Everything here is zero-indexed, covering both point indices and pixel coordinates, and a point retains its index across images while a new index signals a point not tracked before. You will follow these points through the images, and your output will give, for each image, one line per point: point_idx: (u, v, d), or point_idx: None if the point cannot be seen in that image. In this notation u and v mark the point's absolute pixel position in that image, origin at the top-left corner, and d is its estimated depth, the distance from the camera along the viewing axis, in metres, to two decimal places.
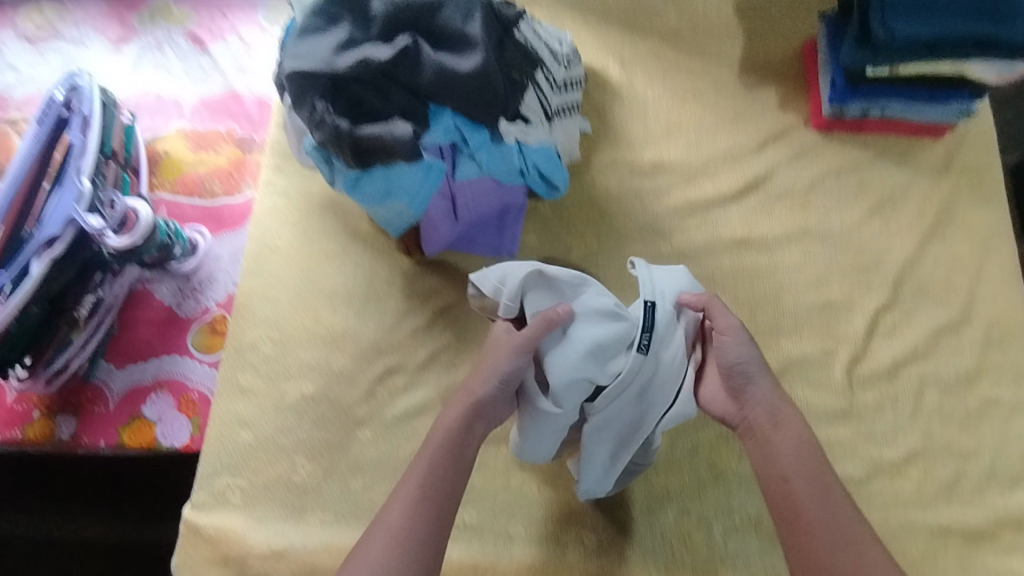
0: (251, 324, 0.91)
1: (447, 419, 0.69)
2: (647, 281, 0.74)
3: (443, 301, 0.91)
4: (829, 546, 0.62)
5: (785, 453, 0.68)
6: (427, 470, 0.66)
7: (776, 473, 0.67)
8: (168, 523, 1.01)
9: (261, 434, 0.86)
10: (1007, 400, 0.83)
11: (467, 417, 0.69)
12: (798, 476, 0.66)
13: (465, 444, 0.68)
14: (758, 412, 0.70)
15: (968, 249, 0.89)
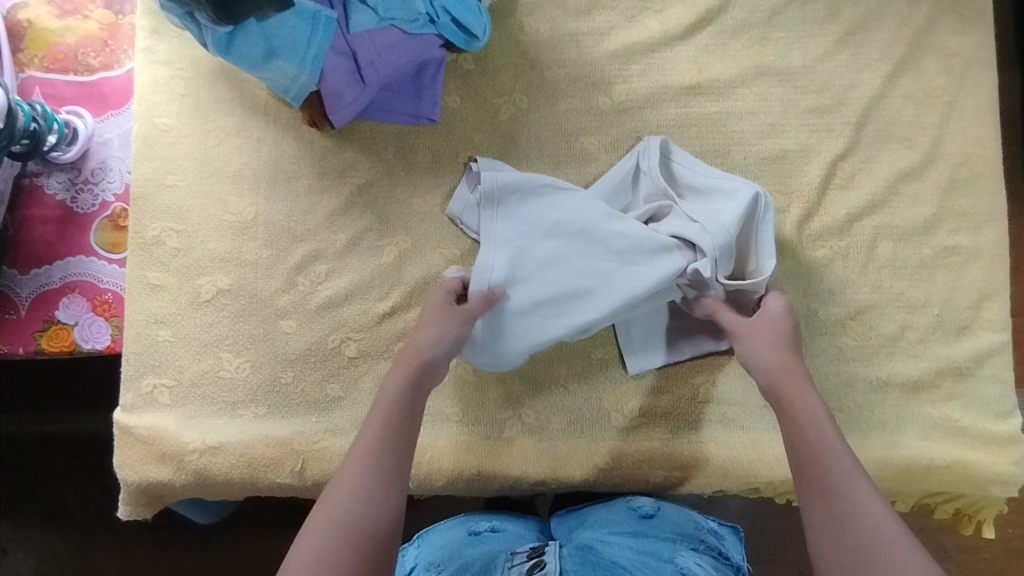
0: (153, 217, 0.82)
1: (395, 379, 0.68)
2: (652, 168, 0.76)
3: (361, 178, 0.82)
4: (837, 490, 0.58)
5: (802, 404, 0.64)
6: (382, 427, 0.63)
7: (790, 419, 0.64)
8: (103, 413, 1.06)
9: (181, 331, 0.81)
10: (965, 247, 0.77)
11: (414, 376, 0.68)
12: (812, 421, 0.63)
13: (418, 399, 0.67)
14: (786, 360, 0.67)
15: (942, 82, 0.79)
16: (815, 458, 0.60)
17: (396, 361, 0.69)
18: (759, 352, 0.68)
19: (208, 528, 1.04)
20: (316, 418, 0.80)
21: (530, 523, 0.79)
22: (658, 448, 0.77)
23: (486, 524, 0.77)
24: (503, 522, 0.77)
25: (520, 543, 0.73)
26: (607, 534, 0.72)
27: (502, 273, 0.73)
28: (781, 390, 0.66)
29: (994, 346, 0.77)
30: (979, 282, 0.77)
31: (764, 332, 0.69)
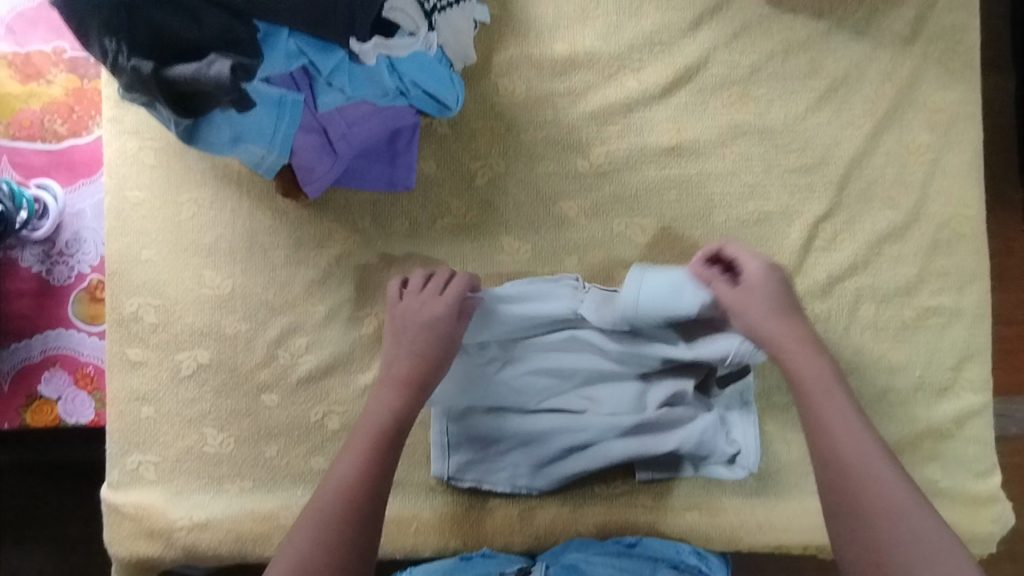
0: (129, 292, 0.82)
1: (381, 399, 0.69)
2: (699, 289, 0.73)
3: (338, 248, 0.81)
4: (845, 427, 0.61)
5: (824, 404, 0.62)
6: (368, 426, 0.67)
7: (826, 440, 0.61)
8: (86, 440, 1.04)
9: (163, 407, 0.81)
10: (948, 307, 0.77)
11: (398, 396, 0.70)
12: (844, 438, 0.60)
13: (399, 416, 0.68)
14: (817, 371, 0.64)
15: (926, 139, 0.77)
16: (836, 478, 0.59)
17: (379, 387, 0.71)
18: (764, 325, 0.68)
19: None
20: (302, 491, 0.80)
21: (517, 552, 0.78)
22: (640, 515, 0.78)
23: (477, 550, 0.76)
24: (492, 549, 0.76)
25: (509, 566, 0.72)
26: (592, 554, 0.71)
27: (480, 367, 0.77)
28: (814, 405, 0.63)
29: (975, 407, 0.77)
30: (961, 343, 0.77)
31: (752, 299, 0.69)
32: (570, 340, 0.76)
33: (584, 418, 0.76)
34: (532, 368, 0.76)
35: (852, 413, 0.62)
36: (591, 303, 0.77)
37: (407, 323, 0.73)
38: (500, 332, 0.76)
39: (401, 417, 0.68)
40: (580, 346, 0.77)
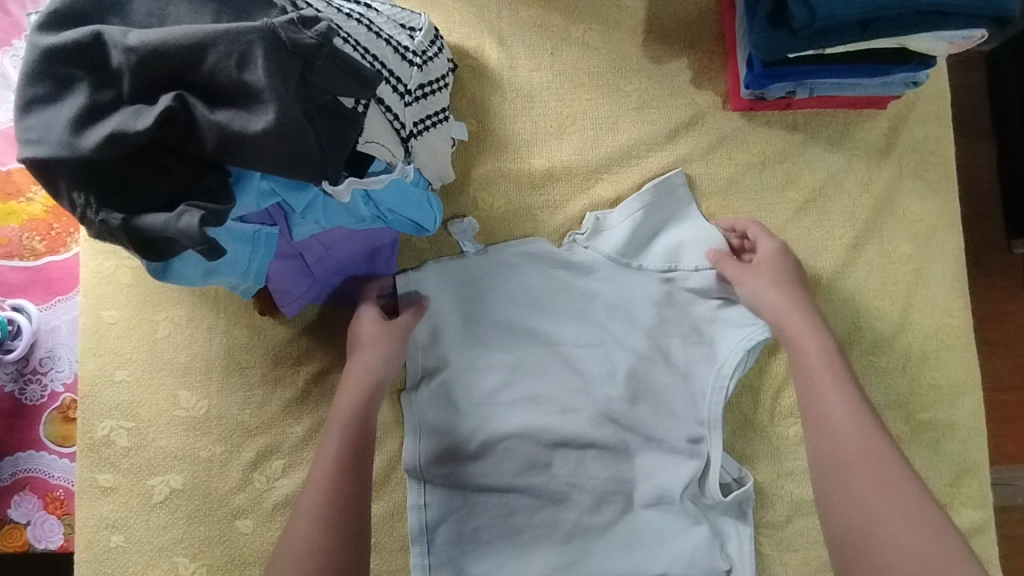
0: (102, 415, 0.80)
1: (346, 402, 0.72)
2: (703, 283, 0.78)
3: (316, 365, 0.80)
4: (854, 450, 0.64)
5: (841, 425, 0.65)
6: (343, 423, 0.70)
7: (828, 424, 0.66)
8: None
9: (133, 535, 0.78)
10: (942, 421, 0.75)
11: (364, 399, 0.72)
12: (854, 452, 0.64)
13: (366, 418, 0.71)
14: (822, 368, 0.68)
15: (907, 249, 0.77)
16: (833, 466, 0.64)
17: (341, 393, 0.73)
18: (761, 293, 0.73)
19: None
20: None
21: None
22: None
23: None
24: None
25: None
26: None
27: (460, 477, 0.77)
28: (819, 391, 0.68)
29: (977, 525, 0.74)
30: (958, 457, 0.75)
31: (758, 276, 0.74)
32: (547, 445, 0.77)
33: (569, 527, 0.76)
34: (511, 476, 0.76)
35: (869, 426, 0.65)
36: (565, 408, 0.77)
37: (377, 327, 0.75)
38: (477, 442, 0.77)
39: (364, 419, 0.71)
40: (558, 451, 0.77)
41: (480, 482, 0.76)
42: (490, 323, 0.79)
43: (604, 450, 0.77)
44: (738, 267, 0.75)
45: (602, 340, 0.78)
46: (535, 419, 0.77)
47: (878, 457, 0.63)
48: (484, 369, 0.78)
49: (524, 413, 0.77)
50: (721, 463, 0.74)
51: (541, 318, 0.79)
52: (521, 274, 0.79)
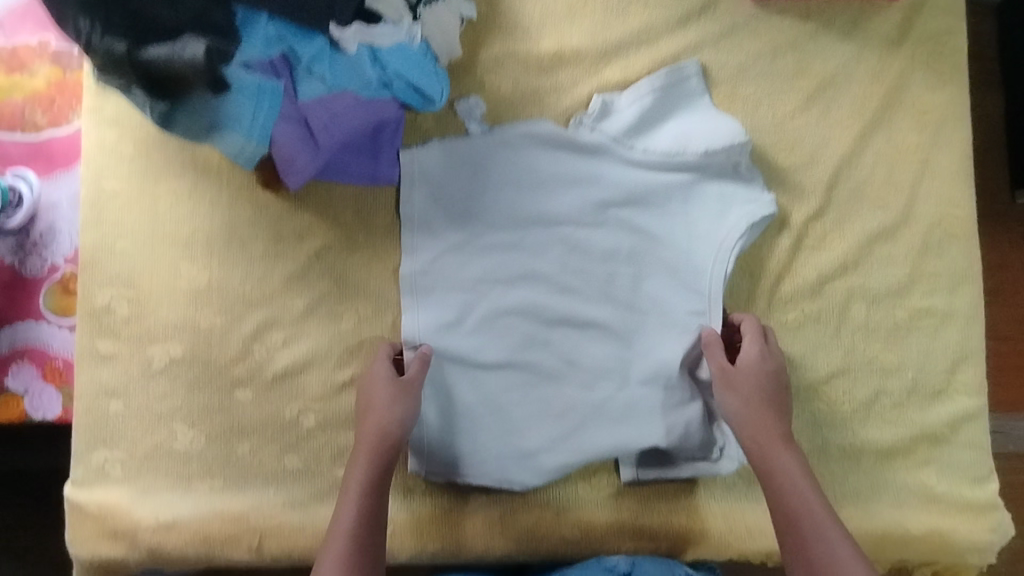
0: (102, 284, 0.80)
1: (358, 469, 0.70)
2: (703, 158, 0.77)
3: (318, 241, 0.80)
4: (825, 539, 0.65)
5: (805, 519, 0.66)
6: (356, 501, 0.69)
7: (810, 569, 0.65)
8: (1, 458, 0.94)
9: (132, 402, 0.79)
10: (939, 309, 0.76)
11: (377, 458, 0.71)
12: (819, 540, 0.65)
13: (378, 496, 0.70)
14: (785, 458, 0.69)
15: (915, 140, 0.77)
16: (801, 552, 0.66)
17: (356, 455, 0.71)
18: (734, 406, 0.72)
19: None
20: (274, 491, 0.77)
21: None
22: (627, 519, 0.76)
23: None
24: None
25: None
26: None
27: (458, 351, 0.77)
28: (800, 525, 0.66)
29: (970, 411, 0.75)
30: (954, 345, 0.76)
31: (736, 389, 0.72)
32: (546, 323, 0.78)
33: (565, 402, 0.77)
34: (509, 349, 0.77)
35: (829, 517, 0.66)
36: (563, 288, 0.78)
37: (388, 384, 0.73)
38: (474, 316, 0.78)
39: (379, 482, 0.70)
40: (557, 328, 0.78)
41: (477, 356, 0.77)
42: (491, 202, 0.79)
43: (601, 330, 0.78)
44: (723, 368, 0.73)
45: (603, 222, 0.79)
46: (534, 297, 0.78)
47: (842, 545, 0.65)
48: (485, 249, 0.79)
49: (523, 291, 0.78)
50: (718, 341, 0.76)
51: (542, 199, 0.79)
52: (523, 155, 0.79)
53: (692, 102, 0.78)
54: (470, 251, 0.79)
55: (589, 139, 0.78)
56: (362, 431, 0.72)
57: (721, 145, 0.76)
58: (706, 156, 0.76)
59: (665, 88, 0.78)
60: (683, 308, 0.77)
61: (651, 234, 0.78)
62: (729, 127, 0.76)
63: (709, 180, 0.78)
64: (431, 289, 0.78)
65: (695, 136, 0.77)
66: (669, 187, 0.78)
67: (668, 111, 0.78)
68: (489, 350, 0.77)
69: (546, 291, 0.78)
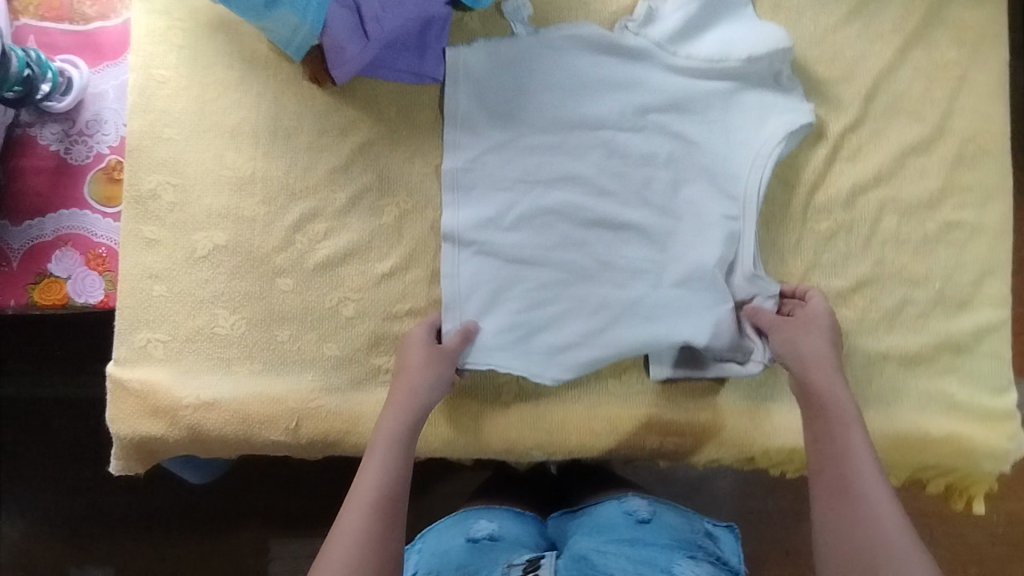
0: (149, 170, 0.81)
1: (394, 420, 0.71)
2: (744, 65, 0.78)
3: (361, 136, 0.81)
4: (866, 474, 0.65)
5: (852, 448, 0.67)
6: (391, 449, 0.70)
7: (841, 504, 0.65)
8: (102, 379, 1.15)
9: (175, 286, 0.80)
10: (970, 222, 0.77)
11: (412, 413, 0.72)
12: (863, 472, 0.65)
13: (409, 446, 0.71)
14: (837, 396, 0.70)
15: (954, 55, 0.78)
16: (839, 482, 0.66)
17: (391, 408, 0.72)
18: (795, 343, 0.72)
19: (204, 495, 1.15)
20: (310, 377, 0.79)
21: (529, 526, 0.88)
22: (655, 415, 0.79)
23: (484, 531, 0.84)
24: (504, 523, 0.86)
25: (520, 556, 0.81)
26: (603, 544, 0.80)
27: (494, 247, 0.78)
28: (837, 463, 0.67)
29: (995, 322, 0.76)
30: (982, 258, 0.77)
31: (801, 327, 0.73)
32: (581, 223, 0.78)
33: (598, 301, 0.78)
34: (543, 247, 0.78)
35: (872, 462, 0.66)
36: (600, 190, 0.79)
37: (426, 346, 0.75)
38: (511, 214, 0.79)
39: (412, 437, 0.71)
40: (592, 230, 0.78)
41: (512, 253, 0.78)
42: (533, 104, 0.80)
43: (635, 232, 0.78)
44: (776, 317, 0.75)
45: (642, 127, 0.80)
46: (570, 197, 0.79)
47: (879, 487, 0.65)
48: (525, 148, 0.80)
49: (560, 191, 0.79)
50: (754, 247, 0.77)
51: (584, 102, 0.80)
52: (568, 59, 0.80)
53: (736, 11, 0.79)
54: (509, 150, 0.80)
55: (633, 44, 0.80)
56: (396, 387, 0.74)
57: (765, 51, 0.77)
58: (748, 62, 0.77)
59: None
60: (720, 211, 0.77)
61: (690, 140, 0.79)
62: (773, 34, 0.77)
63: (750, 88, 0.79)
64: (469, 185, 0.79)
65: (739, 43, 0.78)
66: (710, 94, 0.79)
67: (713, 19, 0.79)
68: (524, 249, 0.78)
69: (582, 192, 0.79)
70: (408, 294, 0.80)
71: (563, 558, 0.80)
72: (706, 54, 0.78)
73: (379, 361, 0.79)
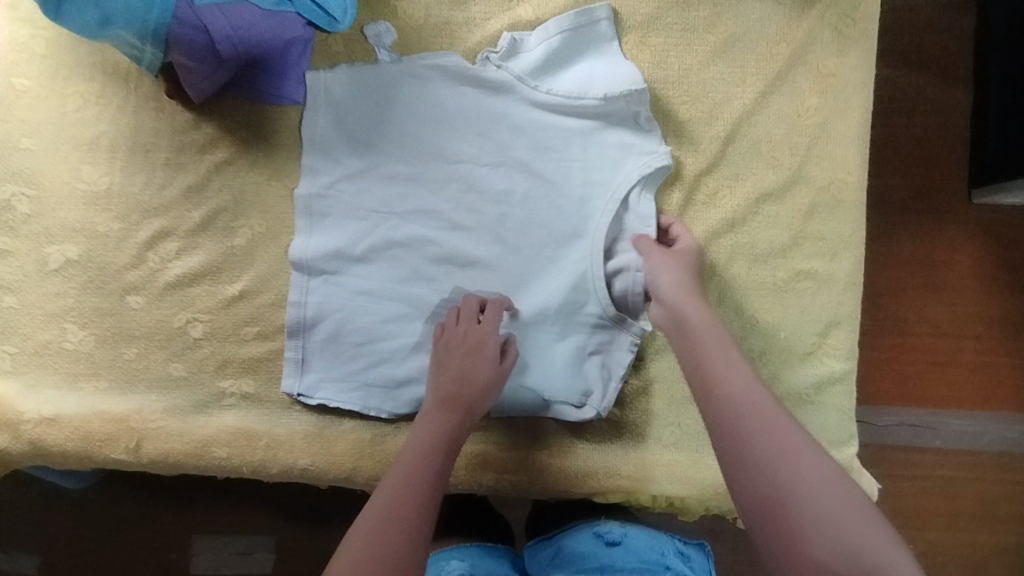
0: (4, 180, 0.80)
1: (429, 419, 0.70)
2: (602, 106, 0.77)
3: (219, 155, 0.80)
4: (760, 406, 0.57)
5: (735, 381, 0.59)
6: (416, 448, 0.67)
7: (750, 452, 0.54)
8: None
9: (26, 299, 0.80)
10: (819, 272, 0.77)
11: (446, 409, 0.70)
12: (755, 405, 0.57)
13: (438, 442, 0.68)
14: (704, 326, 0.65)
15: (815, 102, 0.77)
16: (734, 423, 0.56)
17: (429, 408, 0.71)
18: (662, 272, 0.71)
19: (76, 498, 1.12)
20: (156, 396, 0.79)
21: (501, 562, 0.87)
22: (495, 449, 0.79)
23: (457, 570, 0.82)
24: (476, 561, 0.84)
25: None
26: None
27: (344, 277, 0.79)
28: (730, 404, 0.58)
29: (838, 373, 0.77)
30: (830, 309, 0.77)
31: (676, 265, 0.72)
32: (433, 258, 0.78)
33: None
34: (393, 280, 0.78)
35: (760, 378, 0.59)
36: (454, 225, 0.79)
37: (456, 339, 0.73)
38: (361, 245, 0.78)
39: (447, 432, 0.68)
40: (444, 265, 0.79)
41: (361, 283, 0.78)
42: (391, 134, 0.79)
43: (486, 269, 0.78)
44: (659, 250, 0.73)
45: (502, 163, 0.79)
46: (423, 231, 0.79)
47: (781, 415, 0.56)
48: (381, 178, 0.79)
49: (413, 225, 0.79)
50: (598, 293, 0.76)
51: (445, 134, 0.79)
52: (430, 88, 0.79)
53: (597, 47, 0.79)
54: (365, 180, 0.79)
55: (495, 76, 0.79)
56: (443, 384, 0.72)
57: (622, 93, 0.76)
58: (605, 102, 0.77)
59: (573, 31, 0.78)
60: (570, 255, 0.78)
61: (546, 179, 0.79)
62: (631, 75, 0.76)
63: (610, 129, 0.78)
64: (322, 213, 0.79)
65: (597, 83, 0.77)
66: (568, 133, 0.78)
67: (575, 56, 0.79)
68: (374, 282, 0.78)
69: (436, 228, 0.79)
70: (258, 317, 0.79)
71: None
72: (565, 92, 0.78)
73: (225, 384, 0.79)
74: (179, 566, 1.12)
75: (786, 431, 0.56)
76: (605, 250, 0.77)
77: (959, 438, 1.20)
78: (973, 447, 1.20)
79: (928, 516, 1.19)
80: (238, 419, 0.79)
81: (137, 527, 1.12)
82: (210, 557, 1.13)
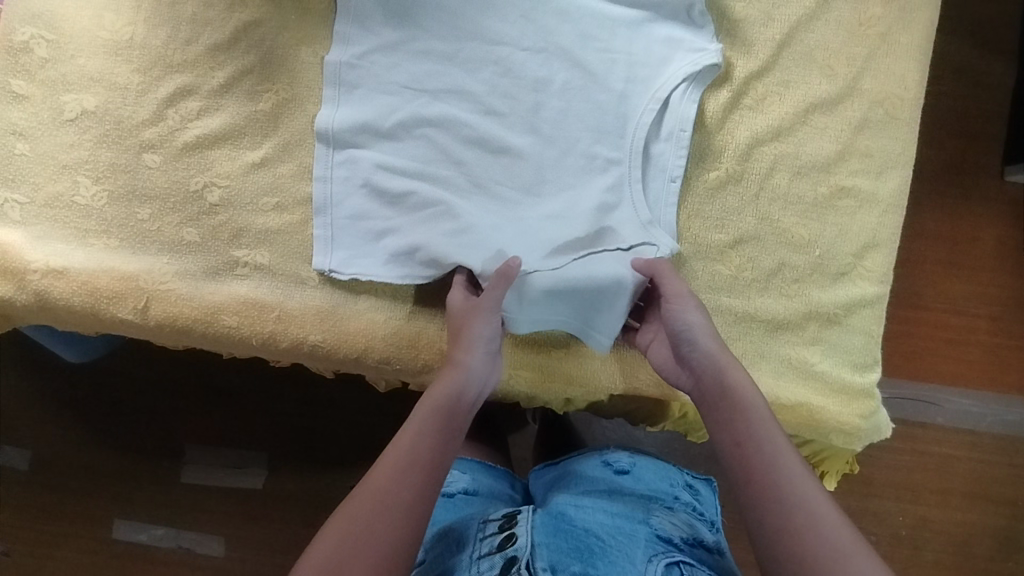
0: (23, 21, 0.77)
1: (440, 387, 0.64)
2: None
3: (249, 14, 0.77)
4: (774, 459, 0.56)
5: (756, 430, 0.58)
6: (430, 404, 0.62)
7: (768, 502, 0.54)
8: None
9: (38, 147, 0.77)
10: (861, 191, 0.74)
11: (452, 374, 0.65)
12: (772, 454, 0.56)
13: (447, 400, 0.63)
14: (723, 349, 0.63)
15: (879, 12, 0.74)
16: (753, 483, 0.56)
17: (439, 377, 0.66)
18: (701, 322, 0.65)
19: (81, 398, 1.15)
20: (167, 260, 0.77)
21: (501, 479, 0.88)
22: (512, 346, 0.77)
23: (459, 486, 0.83)
24: (477, 476, 0.86)
25: (493, 514, 0.76)
26: (582, 500, 0.75)
27: (371, 154, 0.75)
28: (748, 465, 0.57)
29: (868, 297, 0.74)
30: (869, 229, 0.74)
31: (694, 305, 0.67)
32: (463, 143, 0.75)
33: (468, 218, 0.73)
34: (419, 162, 0.75)
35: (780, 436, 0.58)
36: (488, 111, 0.75)
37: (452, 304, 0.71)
38: (390, 121, 0.75)
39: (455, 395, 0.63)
40: (472, 150, 0.75)
41: (387, 161, 0.75)
42: (430, 7, 0.75)
43: (516, 158, 0.74)
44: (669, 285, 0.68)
45: (543, 50, 0.75)
46: (454, 113, 0.75)
47: (793, 469, 0.55)
48: (416, 54, 0.75)
49: (445, 106, 0.75)
50: (632, 191, 0.73)
51: (486, 14, 0.75)
52: None
53: None
54: (400, 54, 0.76)
55: None
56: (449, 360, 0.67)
57: None
58: None
59: None
60: (605, 151, 0.74)
61: (589, 69, 0.74)
62: None
63: (661, 23, 0.75)
64: (353, 84, 0.76)
65: None
66: (617, 22, 0.75)
67: None
68: (403, 161, 0.75)
69: (469, 112, 0.75)
70: (278, 188, 0.77)
71: (539, 515, 0.73)
72: None
73: (239, 253, 0.76)
74: (170, 472, 1.14)
75: (796, 471, 0.55)
76: (643, 149, 0.74)
77: (965, 416, 1.15)
78: (975, 427, 1.15)
79: (923, 490, 1.13)
80: (250, 290, 0.76)
81: (133, 427, 1.15)
82: (203, 466, 1.14)
